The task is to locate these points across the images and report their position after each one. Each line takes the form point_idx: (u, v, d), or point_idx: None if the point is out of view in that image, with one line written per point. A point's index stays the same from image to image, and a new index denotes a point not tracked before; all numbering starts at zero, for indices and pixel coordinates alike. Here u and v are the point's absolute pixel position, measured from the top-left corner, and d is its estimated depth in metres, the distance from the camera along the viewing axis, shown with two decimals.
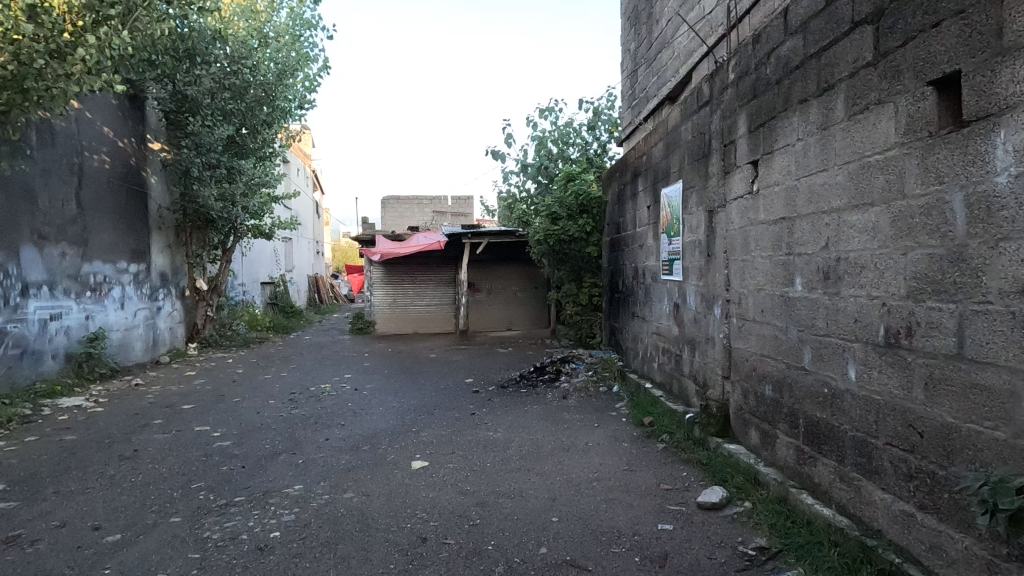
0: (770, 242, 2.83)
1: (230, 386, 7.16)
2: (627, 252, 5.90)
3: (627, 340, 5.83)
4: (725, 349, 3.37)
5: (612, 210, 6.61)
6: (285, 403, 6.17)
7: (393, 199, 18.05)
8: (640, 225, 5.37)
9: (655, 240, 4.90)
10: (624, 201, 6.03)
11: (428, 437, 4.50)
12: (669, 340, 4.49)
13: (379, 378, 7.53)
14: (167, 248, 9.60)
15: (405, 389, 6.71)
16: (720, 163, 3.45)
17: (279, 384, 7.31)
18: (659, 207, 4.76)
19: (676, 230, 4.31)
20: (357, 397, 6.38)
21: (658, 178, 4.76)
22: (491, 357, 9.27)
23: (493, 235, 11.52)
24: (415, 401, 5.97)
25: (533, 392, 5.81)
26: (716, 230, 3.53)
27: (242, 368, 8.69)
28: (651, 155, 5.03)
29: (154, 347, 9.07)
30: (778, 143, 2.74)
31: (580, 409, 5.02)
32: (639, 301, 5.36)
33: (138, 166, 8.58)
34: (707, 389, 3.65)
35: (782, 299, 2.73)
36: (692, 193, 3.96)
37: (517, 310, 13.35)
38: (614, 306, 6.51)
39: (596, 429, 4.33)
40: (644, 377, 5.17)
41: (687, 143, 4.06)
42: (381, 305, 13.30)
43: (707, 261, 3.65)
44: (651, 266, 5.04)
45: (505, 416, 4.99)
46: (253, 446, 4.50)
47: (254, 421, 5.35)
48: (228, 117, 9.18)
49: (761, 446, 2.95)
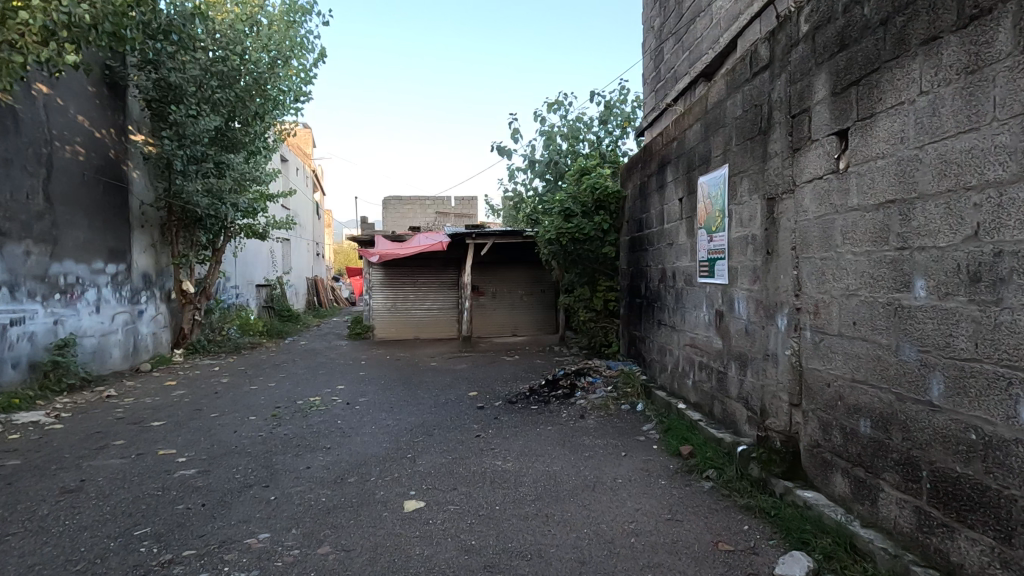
0: (870, 234, 2.17)
1: (211, 399, 6.52)
2: (652, 252, 5.25)
3: (652, 351, 5.18)
4: (793, 368, 2.71)
5: (632, 206, 5.96)
6: (268, 419, 5.52)
7: (394, 199, 17.46)
8: (668, 220, 4.73)
9: (689, 237, 4.24)
10: (648, 194, 5.37)
11: (425, 468, 3.84)
12: (709, 353, 3.83)
13: (374, 390, 6.88)
14: (150, 247, 8.99)
15: (402, 404, 6.06)
16: (785, 139, 2.80)
17: (266, 396, 6.66)
18: (695, 200, 4.12)
19: (719, 224, 3.66)
20: (349, 413, 5.73)
21: (694, 165, 4.11)
22: (496, 366, 8.61)
23: (498, 235, 10.80)
24: (412, 419, 5.32)
25: (545, 409, 5.15)
26: (778, 222, 2.88)
27: (227, 377, 8.05)
28: (683, 140, 4.38)
29: (134, 354, 8.45)
30: (883, 103, 2.09)
31: (601, 432, 4.35)
32: (668, 307, 4.70)
33: (117, 159, 8.00)
34: (765, 415, 2.99)
35: (889, 308, 2.08)
36: (742, 179, 3.30)
37: (522, 315, 12.70)
38: (634, 313, 5.85)
39: (624, 459, 3.67)
40: (674, 395, 4.51)
41: (735, 119, 3.41)
42: (381, 309, 12.68)
43: (766, 260, 2.99)
44: (683, 268, 4.37)
45: (514, 439, 4.33)
46: (220, 476, 3.85)
47: (229, 442, 4.71)
48: (216, 107, 8.56)
49: (852, 498, 2.28)
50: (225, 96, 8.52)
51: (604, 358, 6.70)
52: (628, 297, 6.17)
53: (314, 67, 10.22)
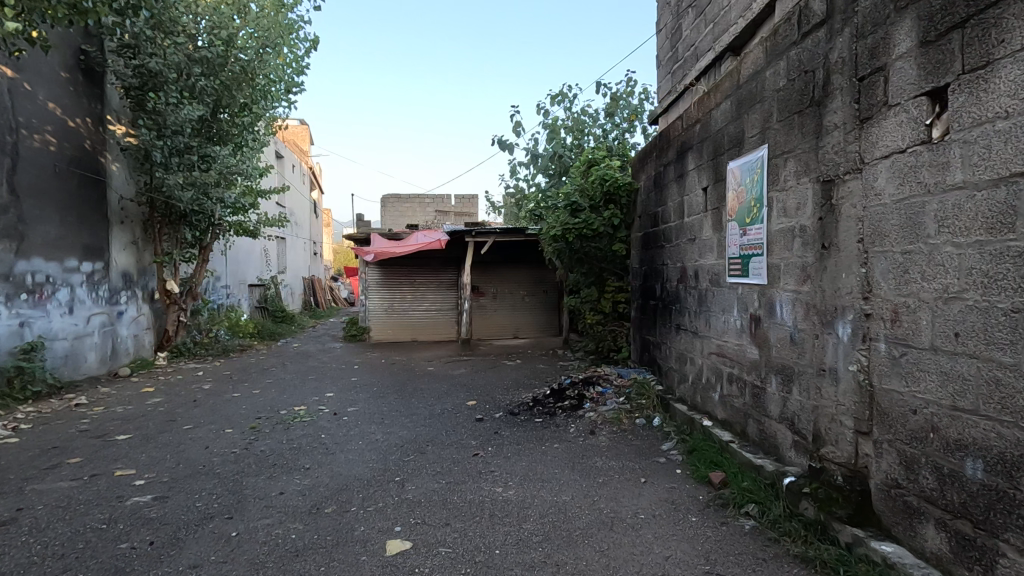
0: (984, 220, 1.68)
1: (188, 407, 6.03)
2: (668, 248, 4.75)
3: (669, 359, 4.68)
4: (861, 388, 2.21)
5: (645, 199, 5.46)
6: (246, 432, 5.02)
7: (393, 197, 16.96)
8: (690, 214, 4.23)
9: (716, 232, 3.74)
10: (665, 184, 4.88)
11: (415, 495, 3.34)
12: (742, 365, 3.32)
13: (365, 399, 6.38)
14: (130, 245, 8.51)
15: (394, 415, 5.55)
16: (849, 108, 2.30)
17: (247, 405, 6.16)
18: (724, 189, 3.62)
19: (755, 215, 3.15)
20: (335, 425, 5.22)
21: (723, 149, 3.60)
22: (497, 371, 8.11)
23: (498, 233, 10.28)
24: (404, 433, 4.82)
25: (551, 423, 4.65)
26: (838, 210, 2.37)
27: (209, 382, 7.55)
28: (708, 122, 3.87)
29: (112, 358, 7.97)
30: (1007, 45, 1.59)
31: (616, 453, 3.85)
32: (689, 310, 4.20)
33: (94, 150, 7.53)
34: (817, 442, 2.49)
35: (1016, 316, 1.58)
36: (787, 161, 2.80)
37: (524, 316, 12.19)
38: (648, 316, 5.35)
39: (644, 488, 3.17)
40: (697, 410, 4.00)
41: (776, 92, 2.91)
42: (377, 310, 12.19)
43: (820, 256, 2.50)
44: (709, 266, 3.87)
45: (518, 461, 3.82)
46: (179, 505, 3.35)
47: (198, 460, 4.21)
48: (200, 96, 8.07)
49: (953, 558, 1.79)
50: (209, 83, 8.02)
51: (613, 365, 6.20)
52: (640, 298, 5.68)
53: (307, 56, 9.71)
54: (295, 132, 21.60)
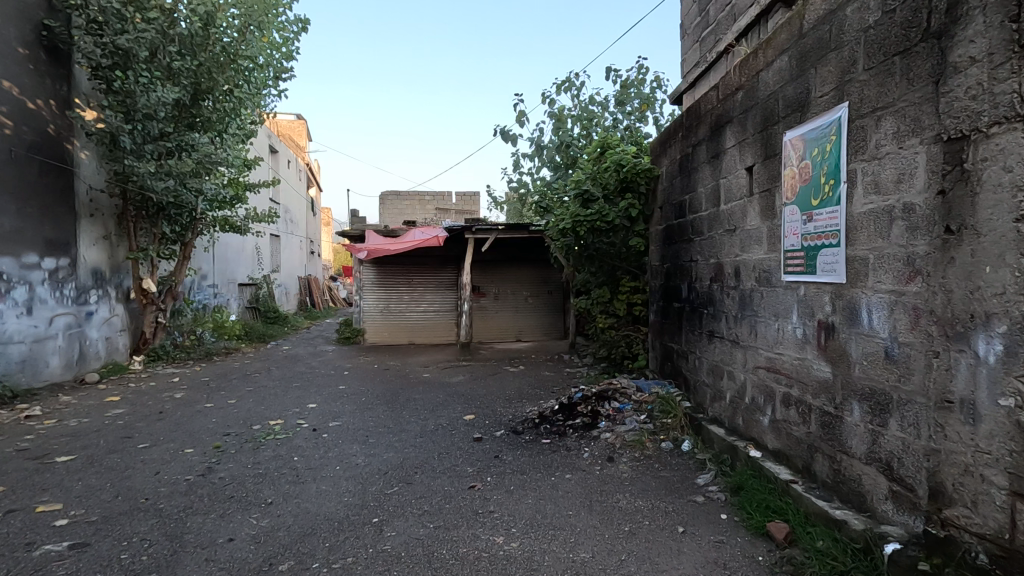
0: None
1: (150, 421, 5.36)
2: (698, 242, 4.08)
3: (700, 371, 4.01)
4: (1022, 432, 1.53)
5: (669, 187, 4.79)
6: (209, 453, 4.35)
7: (392, 194, 16.30)
8: (729, 200, 3.55)
9: (766, 220, 3.06)
10: (693, 168, 4.20)
11: (396, 545, 2.68)
12: (806, 385, 2.65)
13: (351, 411, 5.71)
14: (102, 240, 7.87)
15: (381, 432, 4.89)
16: (997, 32, 1.62)
17: (218, 418, 5.49)
18: (777, 166, 2.94)
19: (827, 195, 2.47)
20: (312, 444, 4.56)
21: (776, 117, 2.93)
22: (498, 379, 7.43)
23: (500, 229, 9.60)
24: (390, 456, 4.16)
25: (561, 447, 3.98)
26: (976, 179, 1.70)
27: (183, 391, 6.88)
28: (754, 87, 3.20)
29: (79, 362, 7.34)
30: None
31: (641, 488, 3.17)
32: (729, 315, 3.52)
33: (59, 136, 6.89)
34: (937, 501, 1.81)
35: None
36: (880, 121, 2.13)
37: (527, 318, 11.51)
38: (672, 320, 4.67)
39: (684, 543, 2.50)
40: (739, 436, 3.32)
41: (864, 30, 2.23)
42: (372, 311, 11.54)
43: (943, 244, 1.82)
44: (755, 262, 3.20)
45: (523, 499, 3.14)
46: (101, 556, 2.68)
47: (141, 491, 3.53)
48: (176, 77, 7.41)
49: None
50: (185, 63, 7.36)
51: (629, 375, 5.53)
52: (660, 300, 5.02)
53: (297, 38, 9.04)
54: (292, 127, 20.98)
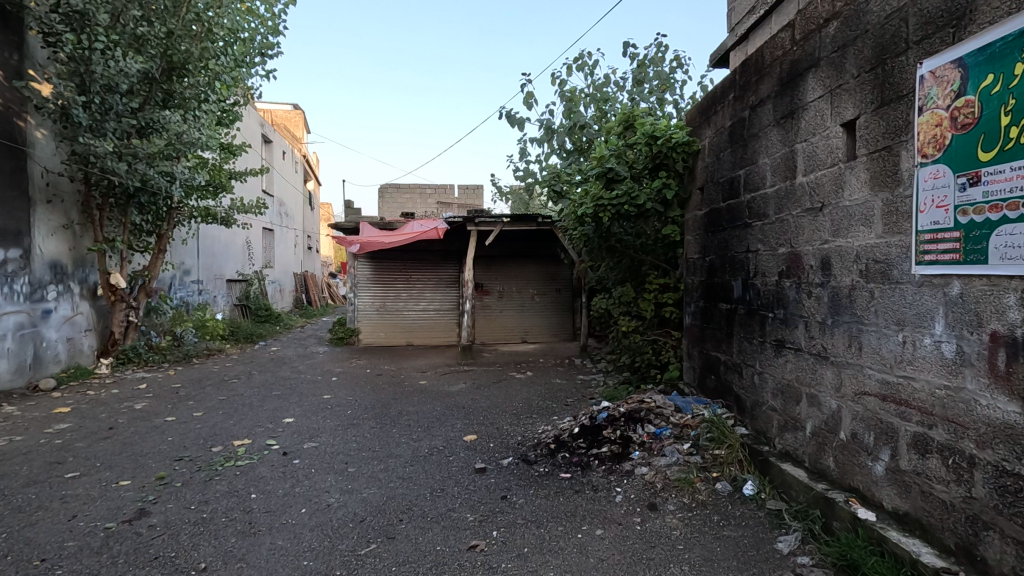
0: None
1: (94, 440, 4.53)
2: (759, 228, 3.25)
3: (764, 391, 3.17)
4: None
5: (714, 162, 3.96)
6: (147, 487, 3.52)
7: (392, 186, 15.50)
8: (811, 170, 2.71)
9: (879, 191, 2.21)
10: (752, 136, 3.36)
11: None
12: (963, 428, 1.81)
13: (333, 429, 4.89)
14: (62, 230, 7.05)
15: (364, 458, 4.07)
16: None
17: (175, 437, 4.67)
18: (903, 113, 2.09)
19: (1016, 142, 1.63)
20: (278, 474, 3.73)
21: (902, 44, 2.08)
22: (503, 389, 6.58)
23: (506, 222, 8.75)
24: (372, 493, 3.36)
25: (586, 488, 3.15)
26: None
27: (146, 401, 6.06)
28: (859, 11, 2.35)
29: (33, 367, 6.54)
30: None
31: (703, 558, 2.34)
32: (812, 321, 2.68)
33: (6, 110, 6.06)
34: None
35: None
36: None
37: (534, 318, 10.67)
38: (719, 325, 3.84)
39: None
40: (831, 484, 2.49)
41: None
42: (367, 309, 10.72)
43: None
44: (858, 250, 2.35)
45: (541, 573, 2.31)
46: None
47: (41, 547, 2.70)
48: (143, 45, 6.57)
49: None
50: (153, 30, 6.50)
51: (658, 391, 4.70)
52: (701, 300, 4.20)
53: (282, 9, 8.22)
54: (288, 117, 20.20)
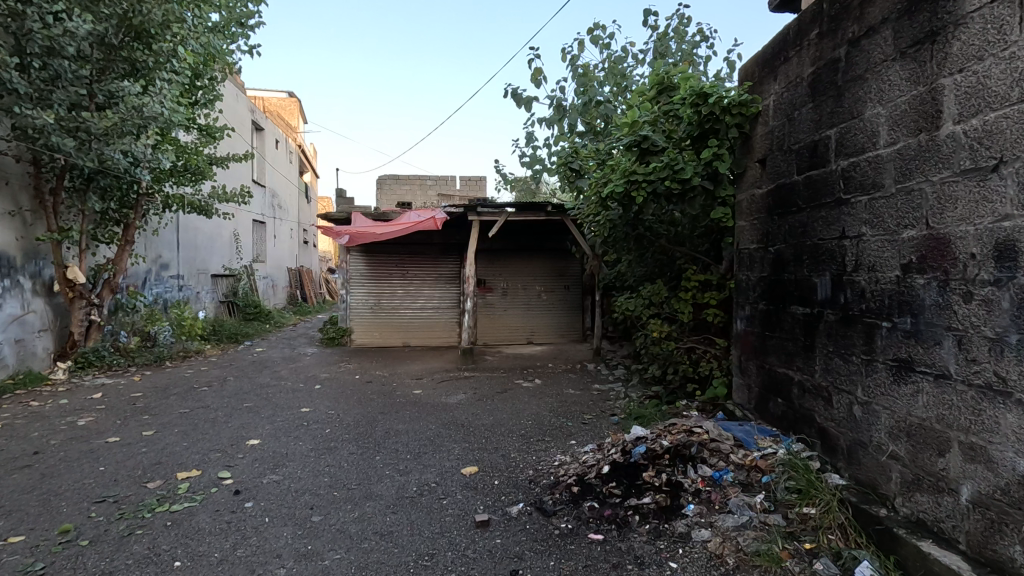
0: None
1: (6, 472, 3.68)
2: (865, 206, 2.38)
3: (872, 429, 2.31)
4: None
5: (783, 124, 3.09)
6: (43, 547, 2.67)
7: (390, 177, 14.59)
8: (974, 112, 1.84)
9: None
10: (851, 81, 2.48)
11: None
12: None
13: (305, 456, 4.04)
14: (8, 216, 6.21)
15: (337, 500, 3.22)
16: None
17: (108, 466, 3.81)
18: None
19: None
20: (220, 527, 2.88)
21: None
22: (508, 401, 5.71)
23: (511, 211, 7.86)
24: (337, 562, 2.51)
25: (628, 565, 2.29)
26: None
27: (92, 415, 5.20)
28: None
29: None
30: None
31: None
32: (976, 338, 1.82)
33: None
34: None
35: None
36: None
37: (540, 317, 9.81)
38: (792, 334, 2.98)
39: None
40: None
41: None
42: (360, 307, 9.86)
43: None
44: None
45: None
46: None
47: None
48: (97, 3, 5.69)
49: None
50: None
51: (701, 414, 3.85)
52: (762, 301, 3.35)
53: None
54: (282, 105, 19.33)
